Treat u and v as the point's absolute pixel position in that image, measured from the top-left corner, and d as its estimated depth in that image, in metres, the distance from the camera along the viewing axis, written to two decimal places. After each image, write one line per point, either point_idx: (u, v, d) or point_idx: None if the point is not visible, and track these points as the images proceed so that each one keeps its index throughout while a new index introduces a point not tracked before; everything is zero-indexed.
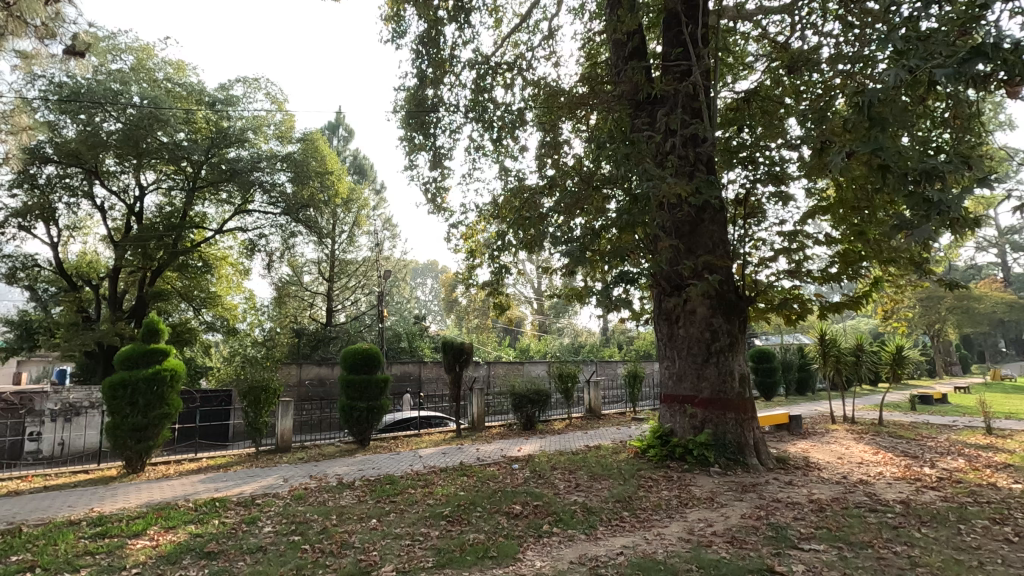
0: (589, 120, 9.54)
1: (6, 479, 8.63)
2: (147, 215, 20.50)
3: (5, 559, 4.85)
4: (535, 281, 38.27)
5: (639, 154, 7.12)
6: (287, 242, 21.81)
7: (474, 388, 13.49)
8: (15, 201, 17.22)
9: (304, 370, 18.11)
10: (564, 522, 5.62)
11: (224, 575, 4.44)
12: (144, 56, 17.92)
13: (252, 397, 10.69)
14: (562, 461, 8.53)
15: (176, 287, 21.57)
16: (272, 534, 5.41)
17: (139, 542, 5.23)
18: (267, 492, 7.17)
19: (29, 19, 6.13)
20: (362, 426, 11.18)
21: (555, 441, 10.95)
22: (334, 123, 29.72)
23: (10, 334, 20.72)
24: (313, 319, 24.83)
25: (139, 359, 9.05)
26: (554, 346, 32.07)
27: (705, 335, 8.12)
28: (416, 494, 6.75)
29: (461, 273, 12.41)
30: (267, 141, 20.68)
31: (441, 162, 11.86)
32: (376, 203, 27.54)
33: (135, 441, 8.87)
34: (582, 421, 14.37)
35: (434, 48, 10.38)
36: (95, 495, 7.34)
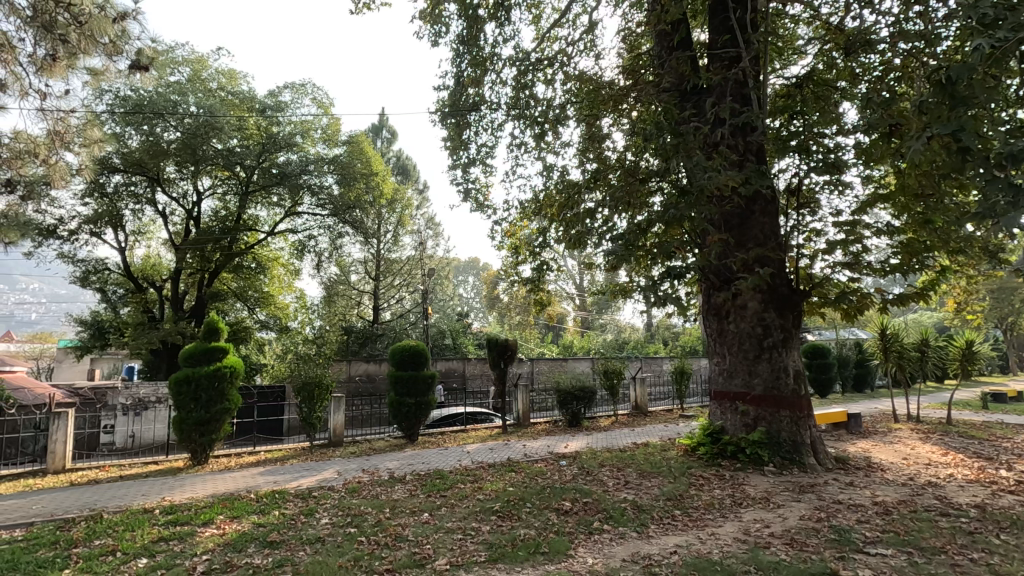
0: (633, 113, 9.38)
1: (86, 468, 9.24)
2: (205, 219, 21.48)
3: (89, 543, 5.22)
4: (577, 277, 38.11)
5: (686, 146, 6.96)
6: (335, 242, 22.44)
7: (518, 385, 13.55)
8: (87, 209, 18.37)
9: (353, 366, 18.67)
10: (614, 519, 5.57)
11: (287, 563, 4.62)
12: (199, 67, 18.76)
13: (306, 393, 11.06)
14: (609, 458, 8.47)
15: (232, 288, 22.55)
16: (330, 526, 5.59)
17: (208, 530, 5.52)
18: (323, 485, 7.40)
19: (99, 38, 6.44)
20: (410, 421, 11.40)
21: (602, 438, 10.86)
22: (378, 125, 30.33)
23: (84, 332, 22.22)
24: (360, 317, 25.53)
25: (201, 356, 9.49)
26: (597, 342, 31.87)
27: (756, 330, 7.88)
28: (465, 489, 6.85)
29: (505, 270, 12.45)
30: (314, 145, 21.29)
31: (482, 160, 11.91)
32: (418, 202, 27.94)
33: (199, 435, 9.35)
34: (628, 418, 14.22)
35: (473, 46, 10.42)
36: (165, 485, 7.77)
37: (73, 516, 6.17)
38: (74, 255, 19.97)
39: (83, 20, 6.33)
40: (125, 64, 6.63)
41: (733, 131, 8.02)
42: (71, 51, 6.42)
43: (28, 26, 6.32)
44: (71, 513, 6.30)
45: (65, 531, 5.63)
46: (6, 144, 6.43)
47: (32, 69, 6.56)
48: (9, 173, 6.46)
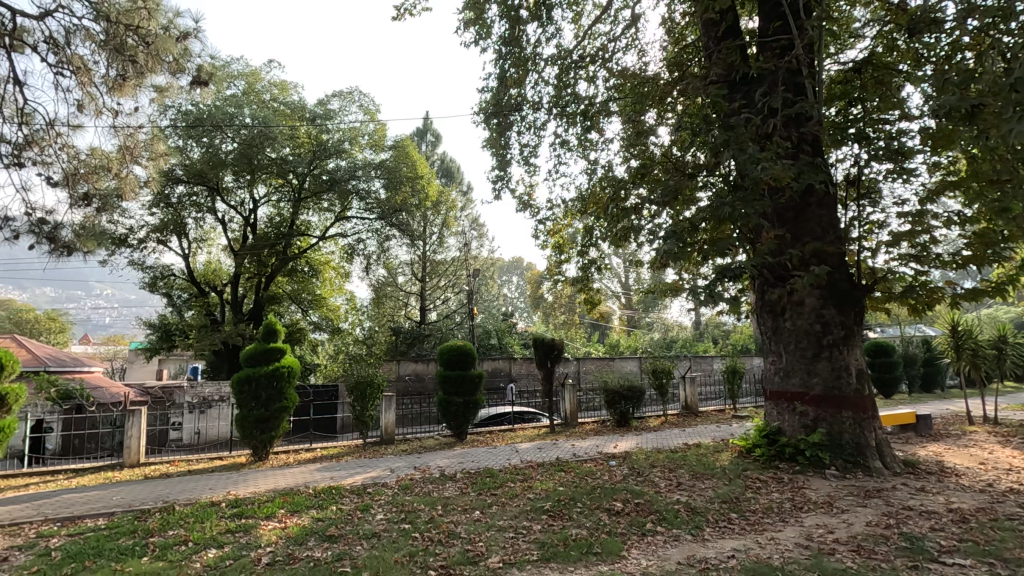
0: (680, 106, 9.15)
1: (158, 463, 9.81)
2: (261, 225, 22.40)
3: (163, 533, 5.54)
4: (623, 275, 37.65)
5: (738, 138, 6.72)
6: (383, 245, 22.99)
7: (566, 385, 13.49)
8: (154, 218, 19.50)
9: (402, 366, 19.09)
10: (668, 521, 5.48)
11: (346, 557, 4.77)
12: (253, 80, 19.63)
13: (359, 391, 11.37)
14: (660, 458, 8.30)
15: (287, 291, 23.48)
16: (385, 521, 5.74)
17: (271, 523, 5.76)
18: (377, 482, 7.60)
19: (163, 57, 6.83)
20: (459, 420, 11.53)
21: (652, 438, 10.69)
22: (422, 129, 30.86)
23: (153, 335, 23.64)
24: (408, 317, 26.06)
25: (260, 357, 9.92)
26: (644, 341, 31.41)
27: (815, 327, 7.57)
28: (515, 488, 6.87)
29: (550, 269, 12.40)
30: (362, 150, 21.87)
31: (526, 160, 11.90)
32: (463, 203, 28.22)
33: (259, 432, 9.77)
34: (678, 418, 13.89)
35: (515, 46, 10.43)
36: (229, 480, 8.16)
37: (149, 507, 6.57)
38: (143, 262, 21.24)
39: (150, 41, 6.73)
40: (187, 80, 7.00)
41: (787, 120, 7.70)
42: (139, 70, 6.76)
43: (101, 50, 6.76)
44: (146, 504, 6.72)
45: (141, 521, 6.01)
46: (84, 160, 6.91)
47: (106, 89, 6.99)
48: (87, 187, 6.88)
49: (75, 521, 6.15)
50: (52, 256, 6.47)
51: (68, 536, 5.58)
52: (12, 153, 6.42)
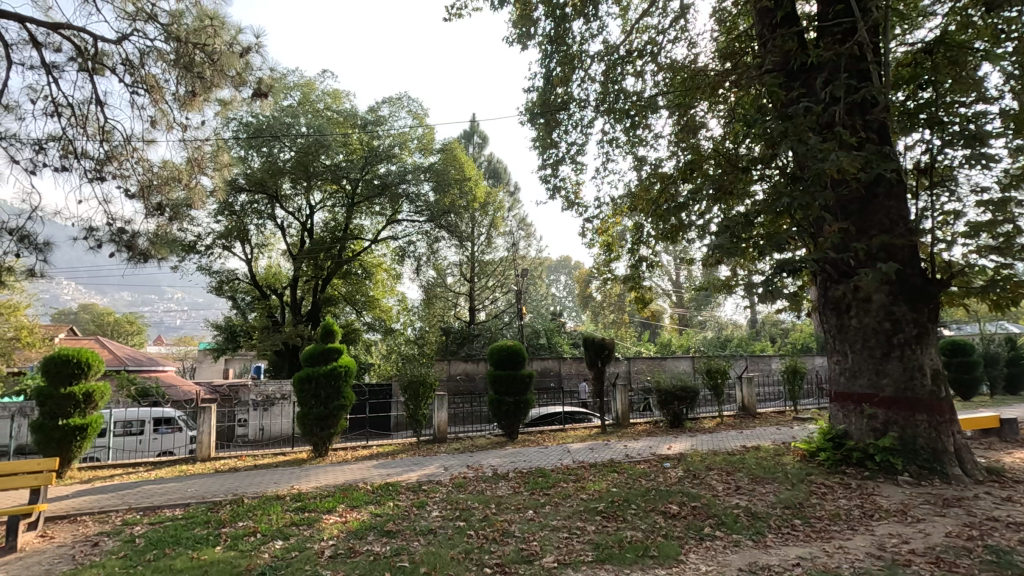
0: (733, 98, 8.86)
1: (227, 458, 10.35)
2: (317, 230, 23.24)
3: (234, 523, 5.85)
4: (673, 273, 36.86)
5: (796, 129, 6.44)
6: (432, 246, 23.41)
7: (617, 385, 13.31)
8: (219, 225, 20.63)
9: (453, 365, 19.38)
10: (727, 526, 5.32)
11: (404, 552, 4.88)
12: (308, 90, 20.42)
13: (412, 390, 11.64)
14: (718, 461, 8.07)
15: (342, 292, 24.31)
16: (440, 518, 5.84)
17: (332, 517, 5.98)
18: (431, 479, 7.76)
19: (227, 71, 7.19)
20: (510, 419, 11.59)
21: (707, 440, 10.41)
22: (469, 132, 31.22)
23: (220, 336, 24.97)
24: (457, 318, 26.42)
25: (319, 357, 10.33)
26: (696, 341, 30.64)
27: (884, 325, 7.16)
28: (568, 488, 6.85)
29: (599, 268, 12.26)
30: (411, 155, 22.31)
31: (573, 159, 11.80)
32: (510, 203, 28.33)
33: (319, 429, 10.16)
34: (735, 420, 13.46)
35: (561, 45, 10.39)
36: (292, 475, 8.52)
37: (220, 499, 6.96)
38: (210, 267, 22.47)
39: (215, 57, 7.10)
40: (249, 93, 7.34)
41: (850, 108, 7.31)
42: (206, 86, 7.15)
43: (173, 68, 7.18)
44: (218, 497, 7.10)
45: (214, 512, 6.37)
46: (157, 172, 7.33)
47: (176, 105, 7.41)
48: (160, 197, 7.26)
49: (155, 511, 6.59)
50: (129, 263, 6.94)
51: (149, 525, 5.97)
52: (95, 169, 6.92)
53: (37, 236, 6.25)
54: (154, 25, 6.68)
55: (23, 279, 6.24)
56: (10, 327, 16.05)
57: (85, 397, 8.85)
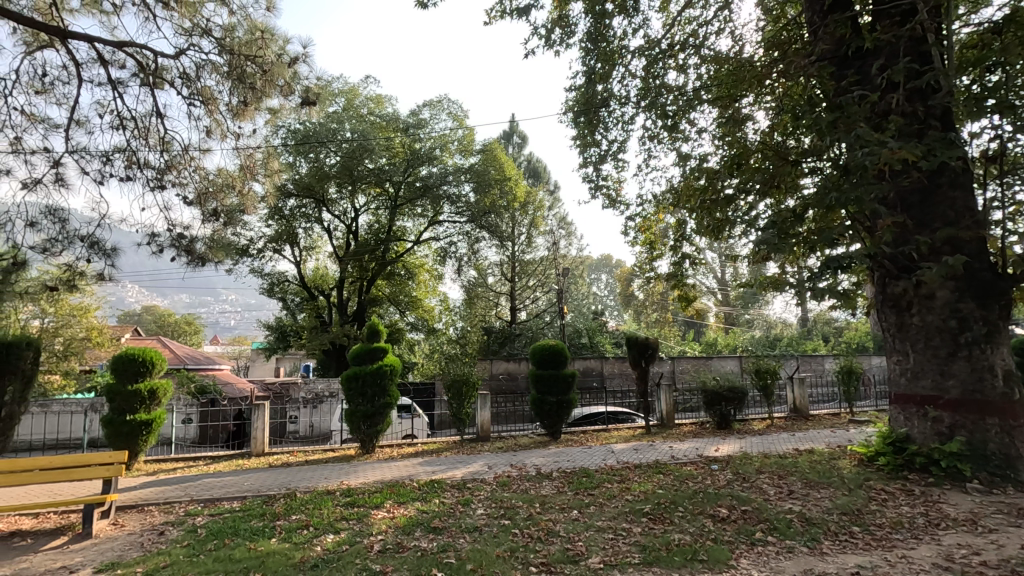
0: (780, 88, 8.55)
1: (280, 453, 10.75)
2: (361, 232, 23.81)
3: (288, 517, 6.07)
4: (719, 271, 35.93)
5: (850, 119, 6.16)
6: (473, 247, 23.61)
7: (661, 385, 13.07)
8: (270, 229, 21.43)
9: (495, 365, 19.50)
10: (780, 531, 5.15)
11: (450, 549, 4.96)
12: (352, 96, 20.91)
13: (456, 389, 11.80)
14: (768, 464, 7.82)
15: (386, 293, 24.82)
16: (486, 516, 5.89)
17: (380, 513, 6.12)
18: (475, 477, 7.84)
19: (277, 81, 7.44)
20: (553, 419, 11.56)
21: (756, 442, 10.10)
22: (509, 132, 31.32)
23: (271, 336, 25.98)
24: (499, 317, 26.55)
25: (366, 356, 10.59)
26: (744, 340, 29.76)
27: (949, 323, 6.76)
28: (613, 489, 6.79)
29: (641, 266, 12.08)
30: (452, 156, 22.51)
31: (614, 156, 11.64)
32: (551, 202, 28.24)
33: (367, 426, 10.40)
34: (786, 422, 13.00)
35: (601, 42, 10.26)
36: (341, 471, 8.76)
37: (274, 493, 7.23)
38: (262, 269, 23.39)
39: (266, 68, 7.36)
40: (297, 101, 7.58)
41: (910, 94, 6.94)
42: (257, 96, 7.43)
43: (226, 80, 7.49)
44: (272, 491, 7.39)
45: (269, 505, 6.63)
46: (213, 180, 7.66)
47: (230, 115, 7.72)
48: (215, 204, 7.59)
49: (215, 503, 6.91)
50: (189, 267, 7.29)
51: (209, 516, 6.27)
52: (156, 178, 7.30)
53: (106, 243, 6.68)
54: (208, 39, 6.99)
55: (93, 283, 6.65)
56: (81, 327, 17.08)
57: (150, 394, 9.36)
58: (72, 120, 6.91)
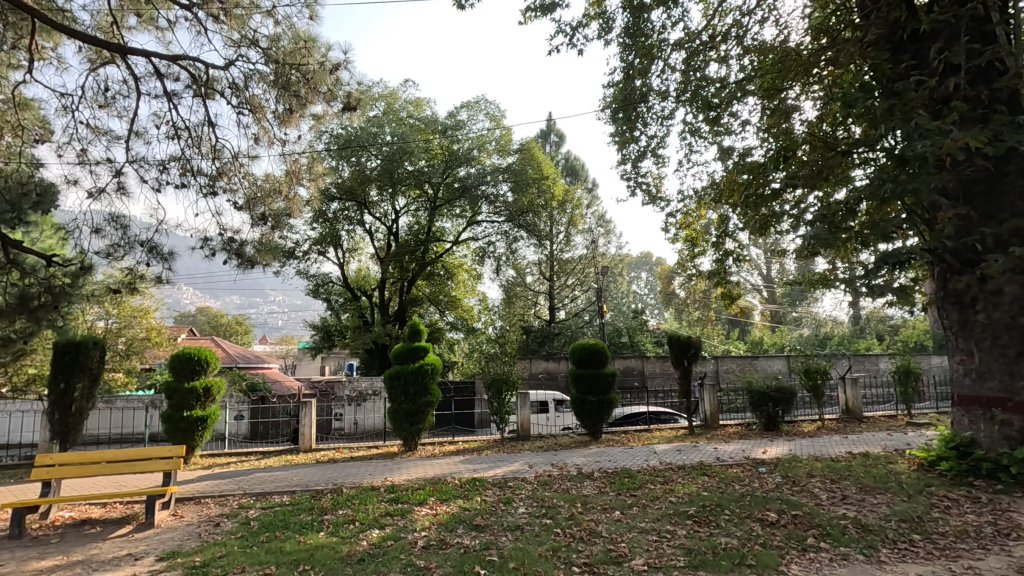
0: (829, 77, 8.20)
1: (326, 449, 11.07)
2: (402, 233, 24.23)
3: (335, 512, 6.24)
4: (764, 267, 34.88)
5: (906, 106, 5.86)
6: (512, 246, 23.68)
7: (705, 385, 12.77)
8: (315, 232, 22.07)
9: (534, 364, 19.50)
10: (833, 537, 4.95)
11: (493, 547, 4.99)
12: (392, 100, 21.29)
13: (496, 388, 11.90)
14: (819, 467, 7.55)
15: (426, 293, 25.20)
16: (527, 515, 5.91)
17: (423, 510, 6.22)
18: (516, 476, 7.87)
19: (320, 88, 7.65)
20: (594, 419, 11.46)
21: (806, 444, 9.76)
22: (546, 131, 31.26)
23: (317, 335, 26.78)
24: (538, 317, 26.54)
25: (407, 355, 10.78)
26: (791, 339, 28.78)
27: (1018, 320, 6.35)
28: (656, 490, 6.68)
29: (682, 264, 11.84)
30: (490, 156, 22.61)
31: (654, 151, 11.44)
32: (589, 200, 28.04)
33: (409, 424, 10.57)
34: (838, 424, 12.50)
35: (640, 36, 10.10)
36: (385, 468, 8.94)
37: (321, 489, 7.45)
38: (307, 271, 24.12)
39: (309, 76, 7.58)
40: (339, 107, 7.77)
41: (972, 77, 6.54)
42: (301, 103, 7.67)
43: (272, 89, 7.74)
44: (319, 486, 7.62)
45: (317, 500, 6.84)
46: (261, 185, 7.91)
47: (276, 122, 7.97)
48: (263, 209, 7.83)
49: (266, 497, 7.18)
50: (239, 269, 7.56)
51: (261, 509, 6.52)
52: (208, 185, 7.61)
53: (163, 247, 6.97)
54: (255, 50, 7.24)
55: (152, 286, 7.00)
56: (142, 328, 18.04)
57: (204, 391, 9.79)
58: (131, 132, 7.28)
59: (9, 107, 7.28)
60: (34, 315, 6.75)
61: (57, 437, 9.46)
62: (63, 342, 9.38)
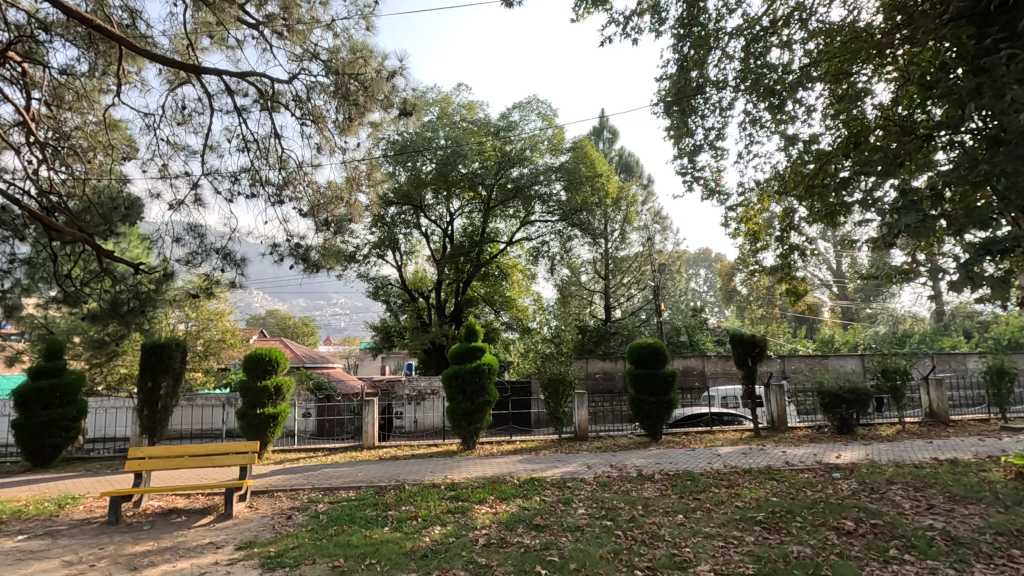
0: (905, 55, 7.64)
1: (388, 446, 11.41)
2: (457, 235, 24.61)
3: (398, 508, 6.42)
4: (833, 262, 33.07)
5: (996, 83, 5.39)
6: (566, 245, 23.57)
7: (771, 385, 12.23)
8: (374, 236, 22.78)
9: (591, 364, 19.29)
10: (919, 549, 4.61)
11: (553, 547, 4.97)
12: (446, 105, 21.62)
13: (552, 388, 11.88)
14: (900, 474, 7.06)
15: (481, 293, 25.47)
16: (587, 516, 5.85)
17: (483, 508, 6.28)
18: (575, 476, 7.82)
19: (377, 95, 7.87)
20: (653, 420, 11.22)
21: (886, 449, 9.15)
22: (599, 128, 30.90)
23: (377, 336, 27.66)
24: (593, 316, 26.28)
25: (464, 355, 10.94)
26: (865, 337, 27.18)
27: None
28: (721, 494, 6.45)
29: (745, 260, 11.38)
30: (543, 156, 22.56)
31: (712, 144, 11.06)
32: (645, 197, 27.49)
33: (467, 423, 10.71)
34: (920, 427, 11.66)
35: (695, 26, 9.77)
36: (444, 466, 9.11)
37: (384, 485, 7.67)
38: (367, 274, 24.93)
39: (367, 84, 7.82)
40: (396, 113, 7.97)
41: None
42: (360, 111, 7.93)
43: (333, 99, 8.04)
44: (383, 482, 7.87)
45: (381, 496, 7.05)
46: (324, 193, 8.20)
47: (337, 131, 8.27)
48: (327, 215, 8.12)
49: (334, 491, 7.49)
50: (305, 272, 7.90)
51: (329, 504, 6.79)
52: (276, 194, 7.99)
53: (236, 254, 7.40)
54: (317, 62, 7.54)
55: (227, 291, 7.44)
56: (218, 330, 19.22)
57: (275, 390, 10.31)
58: (206, 146, 7.76)
59: (100, 129, 7.93)
60: (123, 319, 7.28)
61: (147, 431, 10.23)
62: (149, 344, 10.13)
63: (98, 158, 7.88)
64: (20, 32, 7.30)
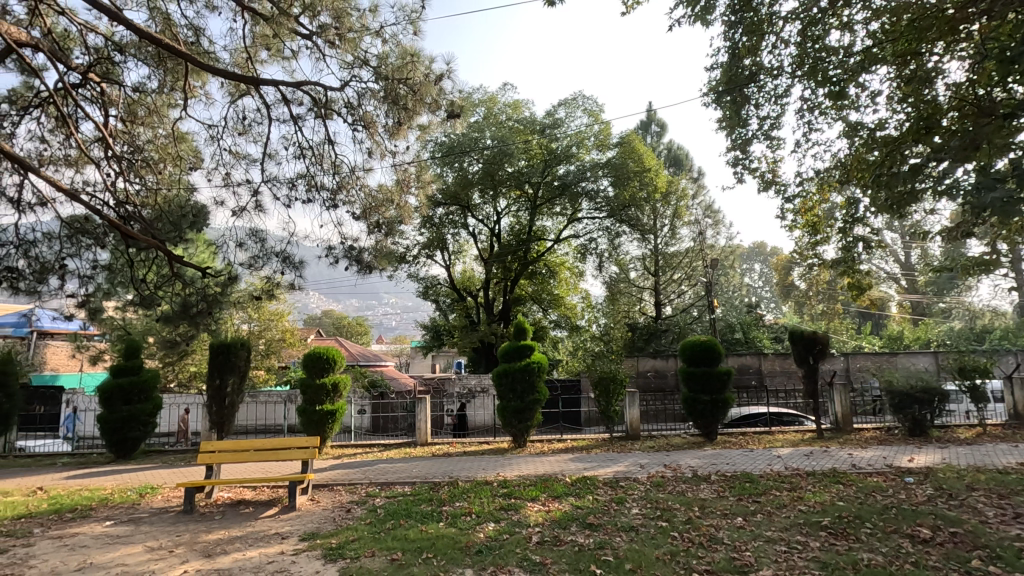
0: (982, 31, 7.11)
1: (440, 444, 11.61)
2: (503, 234, 24.73)
3: (452, 504, 6.52)
4: (901, 254, 31.17)
5: None
6: (614, 242, 23.27)
7: (835, 384, 11.65)
8: (423, 237, 23.22)
9: (641, 362, 18.94)
10: (1005, 560, 4.30)
11: (607, 547, 4.93)
12: (491, 105, 21.67)
13: (603, 387, 11.75)
14: (982, 480, 6.58)
15: (529, 292, 25.46)
16: (641, 516, 5.78)
17: (536, 506, 6.30)
18: (628, 476, 7.73)
19: (426, 98, 8.01)
20: (707, 420, 10.93)
21: (965, 453, 8.55)
22: (646, 122, 30.34)
23: (427, 335, 28.15)
24: (643, 313, 25.85)
25: (514, 353, 11.00)
26: (939, 333, 25.49)
27: None
28: (783, 497, 6.21)
29: (804, 254, 10.89)
30: (589, 152, 22.33)
31: (767, 134, 10.65)
32: (695, 190, 26.77)
33: (517, 421, 10.74)
34: (1003, 430, 10.83)
35: (748, 12, 9.40)
36: (495, 463, 9.19)
37: (437, 482, 7.81)
38: (416, 274, 25.42)
39: (416, 88, 7.97)
40: (443, 115, 8.08)
41: None
42: (409, 115, 8.09)
43: (383, 104, 8.24)
44: (437, 478, 8.01)
45: (435, 492, 7.18)
46: (375, 196, 8.41)
47: (387, 136, 8.46)
48: (378, 217, 8.33)
49: (390, 487, 7.69)
50: (359, 274, 8.13)
51: (385, 498, 6.98)
52: (331, 199, 8.26)
53: (294, 257, 7.71)
54: (367, 69, 7.74)
55: (287, 292, 7.77)
56: (278, 330, 20.08)
57: (333, 388, 10.68)
58: (265, 154, 8.11)
59: (169, 141, 8.41)
60: (194, 320, 7.68)
61: (216, 427, 10.80)
62: (217, 344, 10.72)
63: (168, 169, 8.35)
64: (99, 55, 7.85)
